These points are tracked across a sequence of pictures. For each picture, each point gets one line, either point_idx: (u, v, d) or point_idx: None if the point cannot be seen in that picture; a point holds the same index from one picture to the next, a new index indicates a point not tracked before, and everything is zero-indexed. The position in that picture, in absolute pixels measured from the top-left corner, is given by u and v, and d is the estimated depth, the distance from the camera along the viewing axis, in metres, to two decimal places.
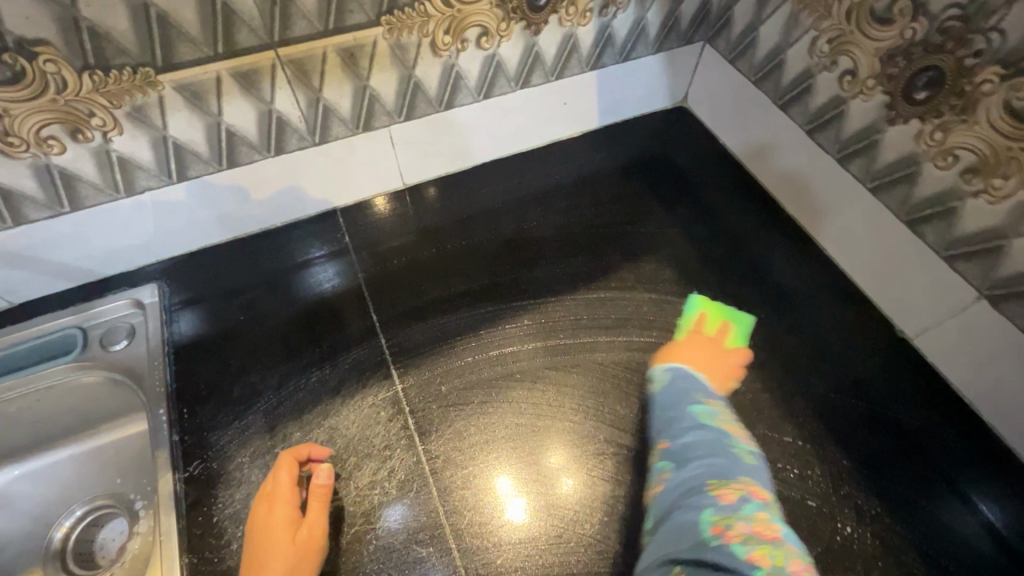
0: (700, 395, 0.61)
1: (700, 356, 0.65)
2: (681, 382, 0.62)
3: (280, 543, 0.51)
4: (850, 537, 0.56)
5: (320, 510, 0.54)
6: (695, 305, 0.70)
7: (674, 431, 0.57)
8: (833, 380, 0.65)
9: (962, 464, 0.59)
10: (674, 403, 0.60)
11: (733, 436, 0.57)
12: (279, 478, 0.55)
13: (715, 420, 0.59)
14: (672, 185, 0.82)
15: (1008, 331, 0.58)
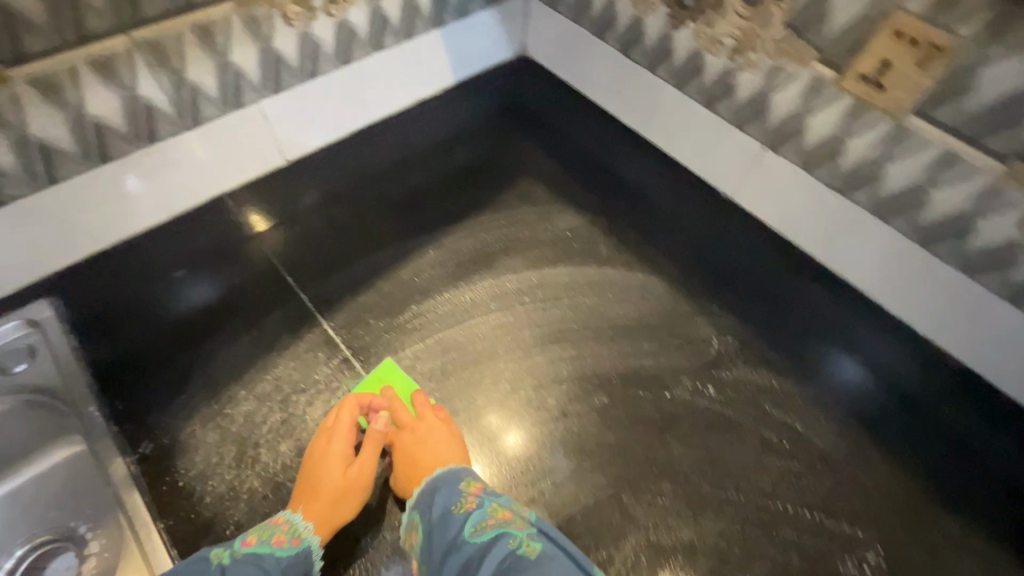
0: (451, 504, 0.57)
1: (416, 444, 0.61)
2: (437, 501, 0.57)
3: (336, 473, 0.57)
4: (716, 344, 0.72)
5: (372, 454, 0.61)
6: (391, 370, 0.66)
7: (449, 564, 0.53)
8: (680, 241, 0.81)
9: (783, 275, 0.78)
10: (443, 539, 0.55)
11: (507, 526, 0.55)
12: (341, 416, 0.61)
13: (484, 530, 0.55)
14: (530, 120, 0.95)
15: (811, 184, 0.75)
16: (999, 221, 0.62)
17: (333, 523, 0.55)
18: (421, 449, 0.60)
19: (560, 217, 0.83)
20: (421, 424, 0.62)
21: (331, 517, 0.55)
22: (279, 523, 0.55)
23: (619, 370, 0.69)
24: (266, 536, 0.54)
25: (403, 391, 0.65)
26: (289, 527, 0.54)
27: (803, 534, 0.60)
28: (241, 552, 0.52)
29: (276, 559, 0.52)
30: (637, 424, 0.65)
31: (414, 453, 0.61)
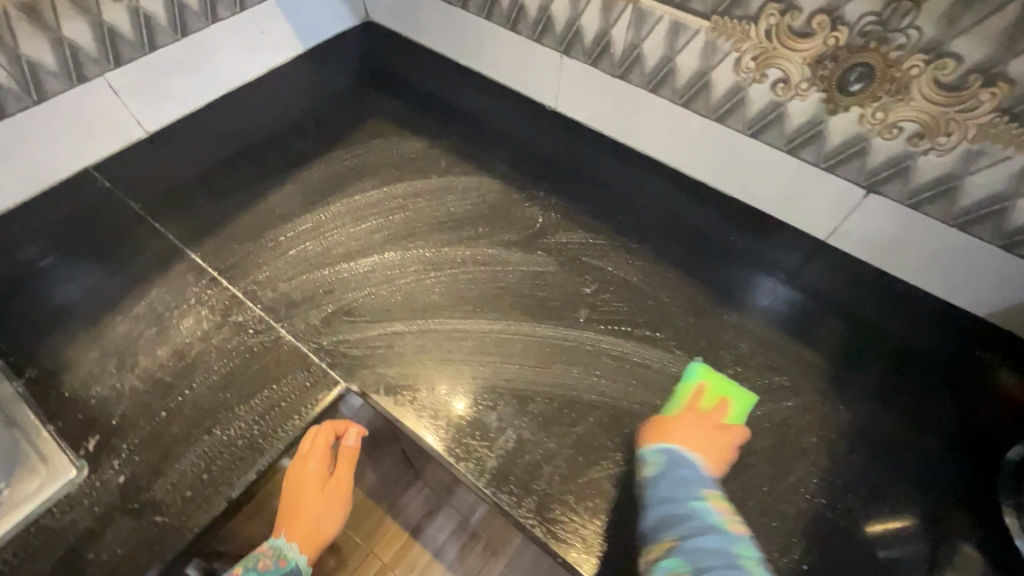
0: (701, 485, 0.60)
1: (690, 436, 0.62)
2: (686, 469, 0.60)
3: (312, 498, 0.63)
4: (541, 218, 0.85)
5: (346, 469, 0.66)
6: (694, 374, 0.68)
7: (670, 511, 0.57)
8: (509, 147, 0.95)
9: (595, 159, 0.93)
10: (683, 495, 0.58)
11: (738, 539, 0.56)
12: (315, 442, 0.64)
13: (715, 520, 0.57)
14: (376, 74, 1.06)
15: (602, 78, 0.88)
16: (723, 69, 0.75)
17: (316, 537, 0.63)
18: (697, 432, 0.63)
19: (404, 143, 0.94)
20: (705, 420, 0.64)
21: (314, 536, 0.63)
22: (265, 551, 0.62)
23: (459, 252, 0.80)
24: (248, 563, 0.61)
25: (725, 402, 0.66)
26: (274, 551, 0.62)
27: (613, 343, 0.71)
28: None
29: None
30: (477, 286, 0.76)
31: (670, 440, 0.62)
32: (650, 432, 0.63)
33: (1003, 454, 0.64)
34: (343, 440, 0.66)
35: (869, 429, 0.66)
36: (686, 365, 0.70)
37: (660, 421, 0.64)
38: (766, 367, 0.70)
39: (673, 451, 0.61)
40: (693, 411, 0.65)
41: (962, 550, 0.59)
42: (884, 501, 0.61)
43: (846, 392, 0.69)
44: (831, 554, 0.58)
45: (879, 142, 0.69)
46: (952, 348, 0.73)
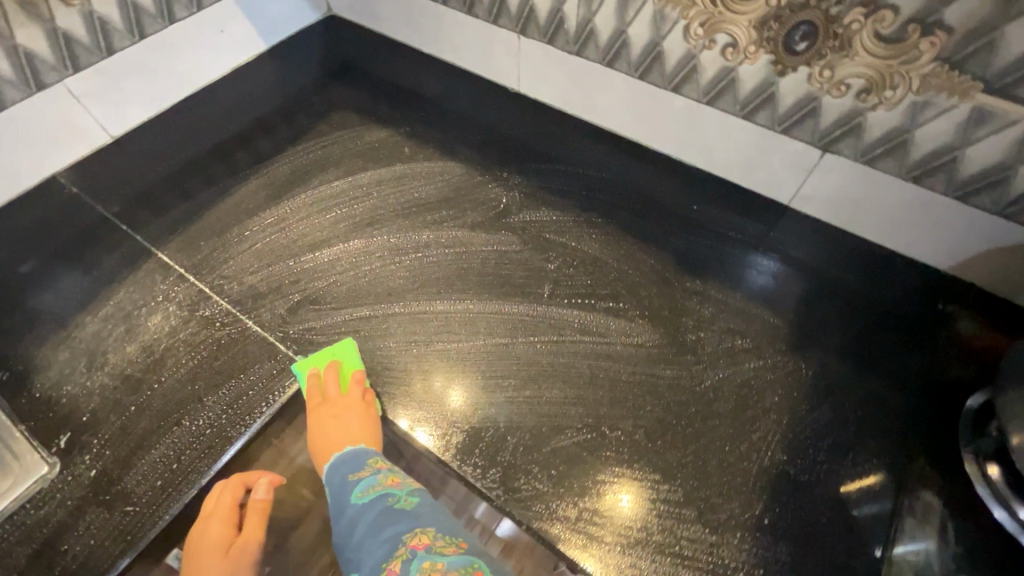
0: (351, 474, 0.59)
1: (334, 425, 0.62)
2: (336, 480, 0.59)
3: (212, 563, 0.54)
4: (505, 198, 0.85)
5: (257, 524, 0.57)
6: (301, 372, 0.67)
7: (337, 513, 0.56)
8: (472, 131, 0.95)
9: (558, 138, 0.93)
10: (337, 503, 0.57)
11: (392, 489, 0.57)
12: (220, 497, 0.58)
13: (373, 491, 0.57)
14: (340, 67, 1.06)
15: (560, 55, 0.88)
16: (674, 38, 0.75)
17: None
18: (333, 427, 0.62)
19: (368, 132, 0.95)
20: (330, 401, 0.64)
21: None
22: None
23: (423, 236, 0.81)
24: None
25: (331, 369, 0.67)
26: None
27: (577, 316, 0.72)
28: None
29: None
30: (442, 268, 0.77)
31: (330, 443, 0.62)
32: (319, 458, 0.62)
33: (964, 403, 0.65)
34: (252, 492, 0.59)
35: (832, 386, 0.67)
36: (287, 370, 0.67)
37: (315, 439, 0.63)
38: (728, 331, 0.71)
39: (337, 460, 0.60)
40: (325, 399, 0.65)
41: (925, 497, 0.59)
42: (846, 454, 0.62)
43: (809, 350, 0.70)
44: (794, 507, 0.59)
45: (829, 100, 0.69)
46: (916, 303, 0.73)
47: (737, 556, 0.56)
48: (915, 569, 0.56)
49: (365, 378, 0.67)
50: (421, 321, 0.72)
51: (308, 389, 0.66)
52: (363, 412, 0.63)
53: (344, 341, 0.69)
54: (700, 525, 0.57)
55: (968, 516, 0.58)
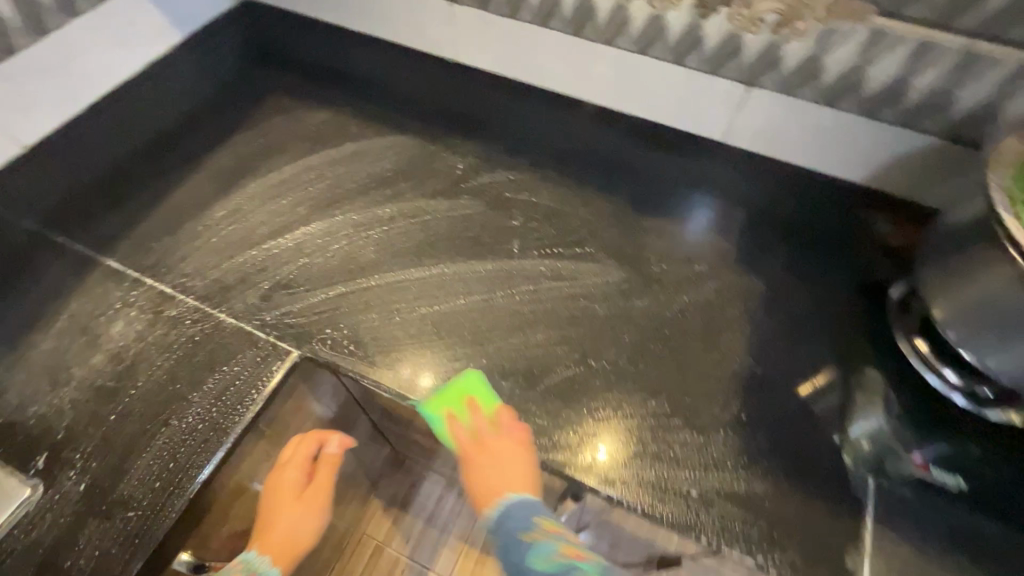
0: (527, 533, 0.54)
1: (494, 469, 0.58)
2: (512, 535, 0.54)
3: (289, 503, 0.63)
4: (460, 164, 0.87)
5: (328, 472, 0.67)
6: (435, 415, 0.63)
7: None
8: (416, 103, 0.95)
9: (502, 102, 0.95)
10: (513, 565, 0.52)
11: (577, 564, 0.52)
12: (295, 450, 0.66)
13: (554, 561, 0.52)
14: (266, 52, 1.03)
15: (492, 19, 0.89)
16: None
17: (290, 550, 0.62)
18: (490, 473, 0.59)
19: (310, 115, 0.93)
20: (483, 444, 0.60)
21: (287, 545, 0.62)
22: (237, 567, 0.58)
23: (385, 210, 0.81)
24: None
25: (471, 410, 0.63)
26: (244, 566, 0.58)
27: (549, 264, 0.76)
28: None
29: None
30: (410, 238, 0.78)
31: (494, 486, 0.58)
32: (483, 502, 0.58)
33: (888, 293, 0.74)
34: (325, 448, 0.67)
35: (781, 294, 0.75)
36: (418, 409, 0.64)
37: (475, 485, 0.59)
38: (687, 260, 0.77)
39: (508, 507, 0.56)
40: (476, 442, 0.61)
41: (869, 373, 0.68)
42: (801, 350, 0.70)
43: (758, 268, 0.77)
44: (764, 401, 0.66)
45: (749, 37, 0.75)
46: (840, 214, 0.83)
47: (723, 449, 0.62)
48: (869, 432, 0.64)
49: (511, 415, 0.63)
50: (400, 291, 0.73)
51: (454, 429, 0.63)
52: (518, 453, 0.60)
53: (472, 372, 0.66)
54: (688, 430, 0.63)
55: (904, 383, 0.67)
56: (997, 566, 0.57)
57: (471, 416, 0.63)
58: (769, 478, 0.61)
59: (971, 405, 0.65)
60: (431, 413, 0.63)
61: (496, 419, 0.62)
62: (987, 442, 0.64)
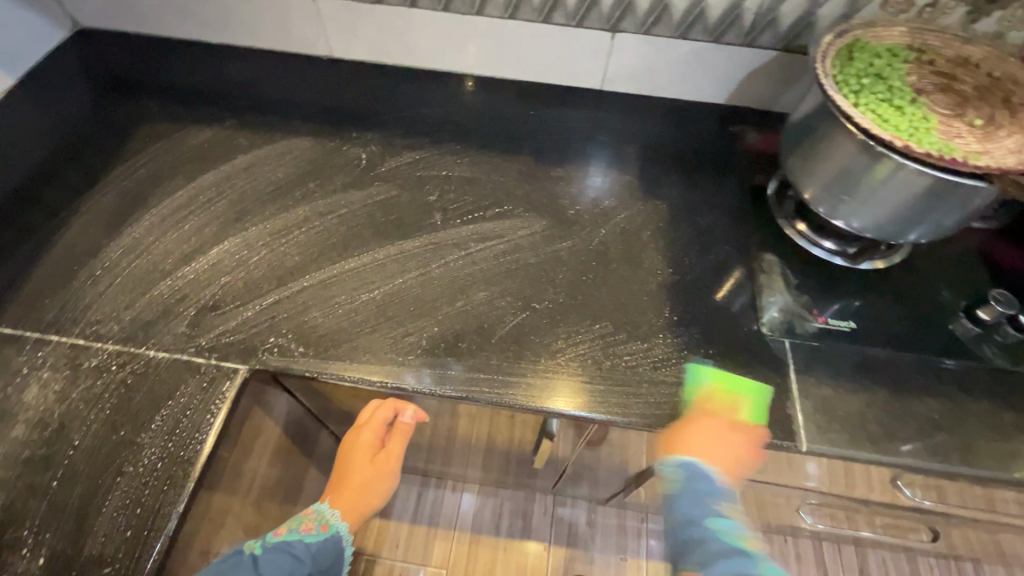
0: (716, 499, 0.58)
1: (707, 437, 0.60)
2: (690, 484, 0.58)
3: (364, 462, 0.74)
4: (363, 154, 0.87)
5: (400, 441, 0.75)
6: (701, 375, 0.65)
7: (684, 522, 0.57)
8: (302, 104, 0.93)
9: (389, 87, 0.96)
10: (688, 511, 0.57)
11: (757, 559, 0.54)
12: (373, 414, 0.76)
13: (739, 542, 0.55)
14: (119, 78, 0.95)
15: (361, 9, 0.89)
16: None
17: (359, 505, 0.71)
18: (705, 437, 0.60)
19: (190, 135, 0.88)
20: (717, 419, 0.61)
21: (358, 501, 0.71)
22: (309, 513, 0.68)
23: (299, 212, 0.80)
24: (293, 526, 0.65)
25: (737, 401, 0.64)
26: (317, 514, 0.67)
27: (474, 229, 0.79)
28: (270, 541, 0.62)
29: (306, 542, 0.63)
30: (331, 233, 0.78)
31: (693, 445, 0.60)
32: (672, 441, 0.61)
33: (765, 191, 0.86)
34: (400, 417, 0.76)
35: (682, 210, 0.84)
36: (686, 367, 0.67)
37: (676, 429, 0.62)
38: (596, 199, 0.84)
39: (693, 464, 0.58)
40: (711, 412, 0.62)
41: (767, 259, 0.79)
42: (709, 253, 0.79)
43: (658, 192, 0.86)
44: (690, 303, 0.74)
45: None
46: (714, 132, 0.93)
47: (665, 350, 0.70)
48: (779, 306, 0.74)
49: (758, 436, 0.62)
50: (336, 285, 0.73)
51: (703, 396, 0.64)
52: (744, 455, 0.60)
53: (762, 387, 0.66)
54: (632, 342, 0.70)
55: (794, 259, 0.79)
56: (893, 385, 0.69)
57: (721, 405, 0.63)
58: (708, 364, 0.69)
59: (849, 263, 0.78)
60: (696, 372, 0.66)
61: (738, 421, 0.62)
62: (866, 290, 0.77)
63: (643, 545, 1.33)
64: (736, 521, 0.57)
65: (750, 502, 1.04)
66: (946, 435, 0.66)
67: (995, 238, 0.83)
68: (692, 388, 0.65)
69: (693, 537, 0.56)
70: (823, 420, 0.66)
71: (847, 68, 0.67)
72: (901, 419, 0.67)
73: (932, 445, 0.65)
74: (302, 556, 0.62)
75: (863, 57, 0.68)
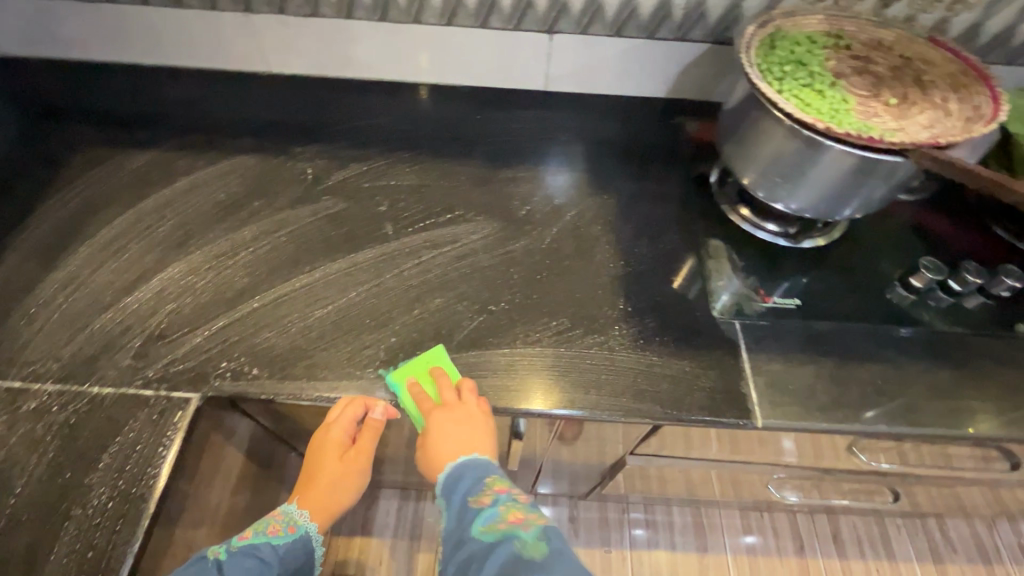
0: (469, 488, 0.64)
1: (453, 436, 0.64)
2: (455, 493, 0.64)
3: (331, 461, 0.70)
4: (308, 169, 0.86)
5: (369, 439, 0.68)
6: (400, 383, 0.66)
7: (455, 538, 0.60)
8: (243, 121, 0.91)
9: (332, 99, 0.95)
10: (456, 523, 0.62)
11: (521, 532, 0.58)
12: (341, 413, 0.68)
13: (500, 524, 0.59)
14: (44, 107, 0.90)
15: (296, 22, 0.88)
16: None
17: (328, 504, 0.70)
18: (447, 431, 0.64)
19: (125, 161, 0.85)
20: (445, 410, 0.64)
21: (327, 499, 0.70)
22: (277, 514, 0.68)
23: (244, 233, 0.78)
24: (260, 528, 0.66)
25: (437, 377, 0.66)
26: (284, 515, 0.68)
27: (425, 235, 0.79)
28: (236, 545, 0.63)
29: (273, 545, 0.64)
30: (280, 251, 0.76)
31: (448, 449, 0.65)
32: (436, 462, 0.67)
33: (708, 179, 0.89)
34: (370, 413, 0.67)
35: (630, 203, 0.86)
36: (386, 380, 0.67)
37: (431, 449, 0.67)
38: (546, 197, 0.85)
39: (452, 470, 0.66)
40: (433, 411, 0.65)
41: (713, 244, 0.81)
42: (658, 243, 0.81)
43: (606, 187, 0.87)
44: (642, 292, 0.76)
45: None
46: (657, 125, 0.96)
47: (621, 341, 0.71)
48: (726, 289, 0.77)
49: (471, 384, 0.66)
50: (288, 303, 0.71)
51: (416, 396, 0.66)
52: (484, 414, 0.64)
53: (438, 347, 0.69)
54: (589, 336, 0.71)
55: (740, 243, 0.82)
56: (838, 355, 0.72)
57: (437, 385, 0.66)
58: (663, 351, 0.71)
59: (791, 243, 0.82)
60: (396, 382, 0.66)
61: (461, 385, 0.66)
62: (809, 267, 0.80)
63: (625, 534, 1.35)
64: (495, 503, 0.62)
65: (723, 481, 1.06)
66: (889, 399, 0.70)
67: (922, 208, 0.88)
68: (402, 400, 0.66)
69: (469, 554, 0.58)
70: (775, 395, 0.69)
71: (770, 56, 0.70)
72: (848, 388, 0.70)
73: (878, 410, 0.69)
74: (270, 559, 0.63)
75: (784, 46, 0.72)
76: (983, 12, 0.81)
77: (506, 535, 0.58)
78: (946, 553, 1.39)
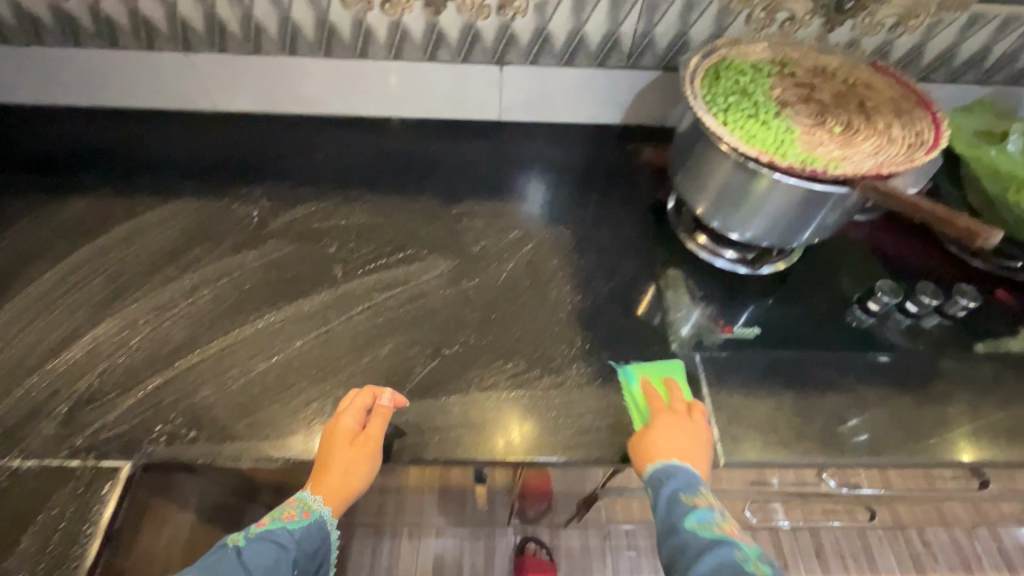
0: (683, 485, 0.59)
1: (674, 436, 0.62)
2: (664, 487, 0.59)
3: (341, 448, 0.60)
4: (255, 211, 0.83)
5: (378, 426, 0.61)
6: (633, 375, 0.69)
7: (669, 530, 0.57)
8: (187, 162, 0.88)
9: (280, 136, 0.92)
10: (668, 519, 0.57)
11: (738, 540, 0.55)
12: (352, 399, 0.63)
13: (714, 528, 0.56)
14: None
15: (238, 60, 0.86)
16: (336, 10, 0.80)
17: (339, 492, 0.59)
18: (672, 434, 0.62)
19: (57, 209, 0.81)
20: (670, 411, 0.64)
21: (338, 488, 0.59)
22: (293, 502, 0.60)
23: (186, 281, 0.74)
24: (278, 514, 0.59)
25: (672, 386, 0.68)
26: (299, 502, 0.60)
27: (377, 276, 0.76)
28: (256, 530, 0.57)
29: (290, 529, 0.58)
30: (223, 299, 0.73)
31: (661, 444, 0.61)
32: (637, 451, 0.62)
33: (665, 207, 0.88)
34: (378, 401, 0.63)
35: (587, 234, 0.84)
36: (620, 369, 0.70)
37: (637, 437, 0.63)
38: (502, 231, 0.83)
39: (664, 464, 0.60)
40: (665, 407, 0.65)
41: (671, 274, 0.80)
42: (616, 275, 0.80)
43: (563, 218, 0.86)
44: (601, 327, 0.74)
45: (482, 22, 0.82)
46: (613, 151, 0.95)
47: (580, 380, 0.69)
48: (686, 320, 0.76)
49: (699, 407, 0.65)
50: (230, 356, 0.68)
51: (647, 392, 0.67)
52: (706, 434, 0.63)
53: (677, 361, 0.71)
54: (547, 377, 0.69)
55: (698, 272, 0.81)
56: (799, 385, 0.71)
57: (669, 396, 0.67)
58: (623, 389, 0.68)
59: (751, 268, 0.80)
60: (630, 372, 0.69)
61: (691, 406, 0.66)
62: (768, 293, 0.79)
63: (608, 562, 1.31)
64: (709, 508, 0.57)
65: None
66: (853, 428, 0.69)
67: (876, 227, 0.88)
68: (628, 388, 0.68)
69: (683, 544, 0.55)
70: (738, 431, 0.67)
71: (714, 87, 0.70)
72: (810, 419, 0.69)
73: (842, 441, 0.67)
74: (286, 544, 0.57)
75: (728, 75, 0.71)
76: (923, 34, 0.82)
77: (722, 539, 0.55)
78: (928, 563, 1.38)
